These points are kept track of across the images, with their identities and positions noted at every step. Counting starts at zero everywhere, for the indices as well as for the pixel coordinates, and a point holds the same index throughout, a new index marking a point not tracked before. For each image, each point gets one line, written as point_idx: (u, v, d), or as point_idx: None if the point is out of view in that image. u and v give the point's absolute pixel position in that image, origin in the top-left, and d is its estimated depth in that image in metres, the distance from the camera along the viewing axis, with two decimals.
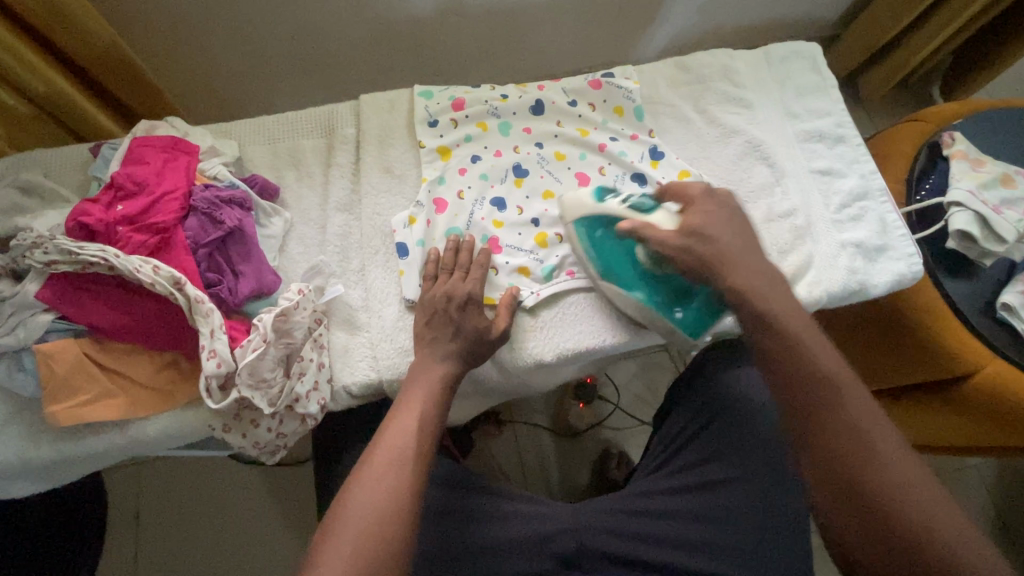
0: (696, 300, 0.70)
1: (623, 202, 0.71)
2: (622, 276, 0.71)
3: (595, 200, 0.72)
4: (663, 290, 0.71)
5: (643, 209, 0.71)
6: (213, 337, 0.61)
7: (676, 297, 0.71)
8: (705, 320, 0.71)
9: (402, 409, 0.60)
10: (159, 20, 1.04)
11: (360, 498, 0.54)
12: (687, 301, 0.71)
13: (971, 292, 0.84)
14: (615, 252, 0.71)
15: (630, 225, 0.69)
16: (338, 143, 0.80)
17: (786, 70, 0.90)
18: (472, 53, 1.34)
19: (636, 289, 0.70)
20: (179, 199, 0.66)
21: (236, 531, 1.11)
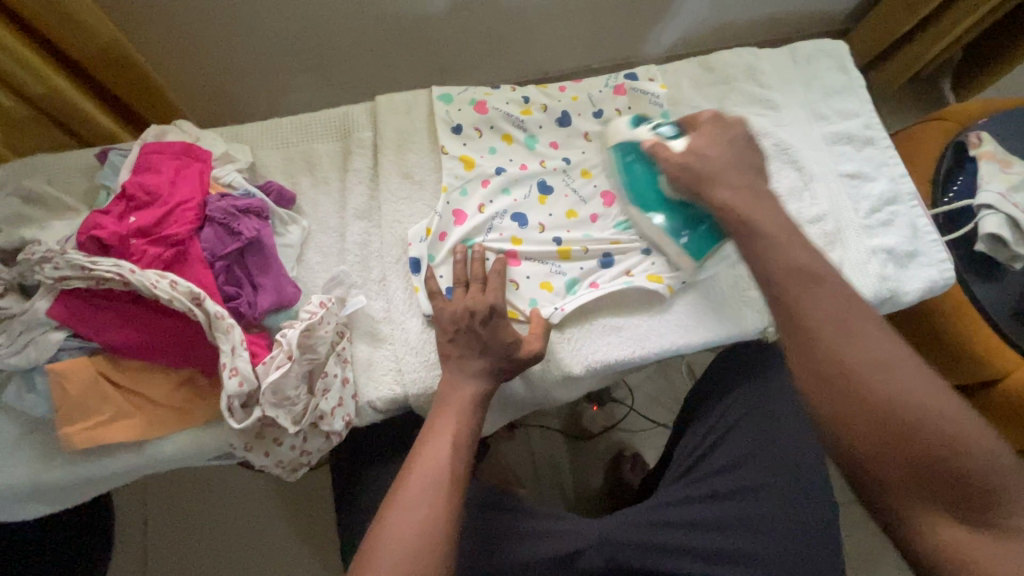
0: (704, 227, 0.71)
1: (652, 129, 0.72)
2: (643, 199, 0.73)
3: (629, 126, 0.73)
4: (678, 216, 0.71)
5: (666, 137, 0.70)
6: (235, 354, 0.59)
7: (686, 223, 0.71)
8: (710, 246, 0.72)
9: (432, 435, 0.58)
10: (160, 14, 1.00)
11: (397, 526, 0.52)
12: (696, 225, 0.71)
13: (999, 296, 0.82)
14: (642, 178, 0.73)
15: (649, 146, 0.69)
16: (355, 147, 0.77)
17: (812, 70, 0.88)
18: (481, 48, 1.31)
19: (652, 213, 0.72)
20: (194, 208, 0.62)
21: (248, 540, 1.09)
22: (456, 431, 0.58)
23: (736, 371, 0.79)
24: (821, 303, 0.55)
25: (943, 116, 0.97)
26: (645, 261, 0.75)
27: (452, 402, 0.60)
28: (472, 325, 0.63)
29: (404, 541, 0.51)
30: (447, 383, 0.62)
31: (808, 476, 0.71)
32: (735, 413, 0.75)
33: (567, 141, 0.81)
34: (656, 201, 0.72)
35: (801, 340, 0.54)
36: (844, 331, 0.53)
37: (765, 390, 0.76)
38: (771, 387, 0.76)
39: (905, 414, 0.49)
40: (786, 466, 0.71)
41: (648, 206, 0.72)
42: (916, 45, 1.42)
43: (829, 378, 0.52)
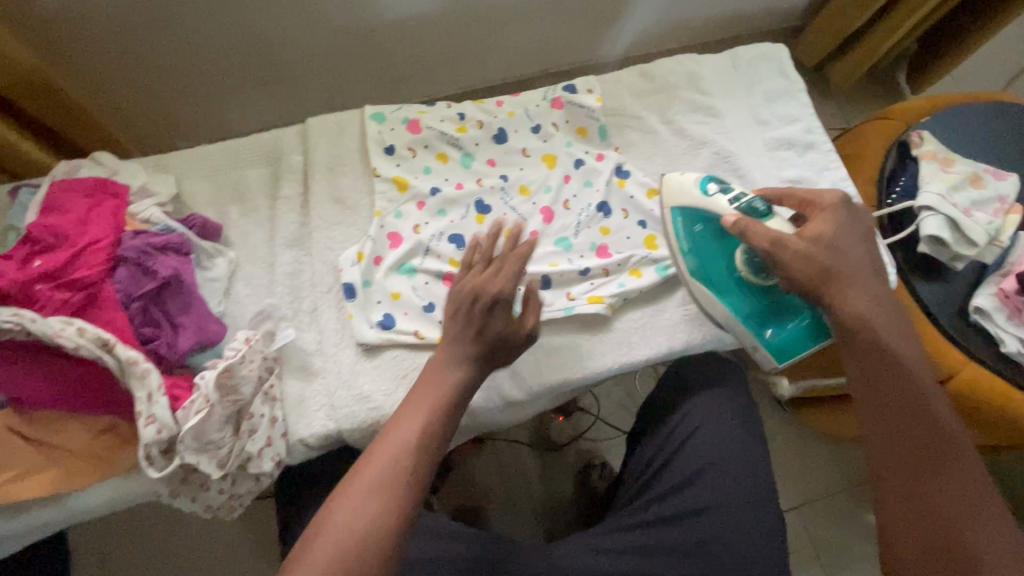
0: (790, 321, 0.66)
1: (731, 203, 0.64)
2: (719, 283, 0.68)
3: (700, 194, 0.66)
4: (759, 305, 0.67)
5: (756, 212, 0.62)
6: (151, 400, 0.57)
7: (769, 315, 0.67)
8: (799, 347, 0.66)
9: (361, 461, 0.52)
10: (89, 33, 0.96)
11: (337, 517, 0.48)
12: (782, 321, 0.66)
13: (943, 297, 0.83)
14: (716, 256, 0.68)
15: (734, 222, 0.61)
16: (285, 173, 0.75)
17: (752, 74, 0.87)
18: (431, 57, 1.28)
19: (732, 297, 0.67)
20: (104, 249, 0.60)
21: None
22: (424, 423, 0.53)
23: (689, 385, 0.78)
24: (901, 394, 0.56)
25: (887, 116, 0.98)
26: (585, 280, 0.74)
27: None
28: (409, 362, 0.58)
29: (342, 537, 0.47)
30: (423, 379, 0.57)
31: (760, 491, 0.69)
32: (686, 429, 0.73)
33: (506, 157, 0.79)
34: (734, 286, 0.67)
35: (872, 400, 0.57)
36: (920, 429, 0.55)
37: (717, 402, 0.75)
38: (723, 401, 0.75)
39: (948, 514, 0.52)
40: (737, 481, 0.69)
41: (729, 289, 0.67)
42: (868, 40, 1.43)
43: (893, 443, 0.55)
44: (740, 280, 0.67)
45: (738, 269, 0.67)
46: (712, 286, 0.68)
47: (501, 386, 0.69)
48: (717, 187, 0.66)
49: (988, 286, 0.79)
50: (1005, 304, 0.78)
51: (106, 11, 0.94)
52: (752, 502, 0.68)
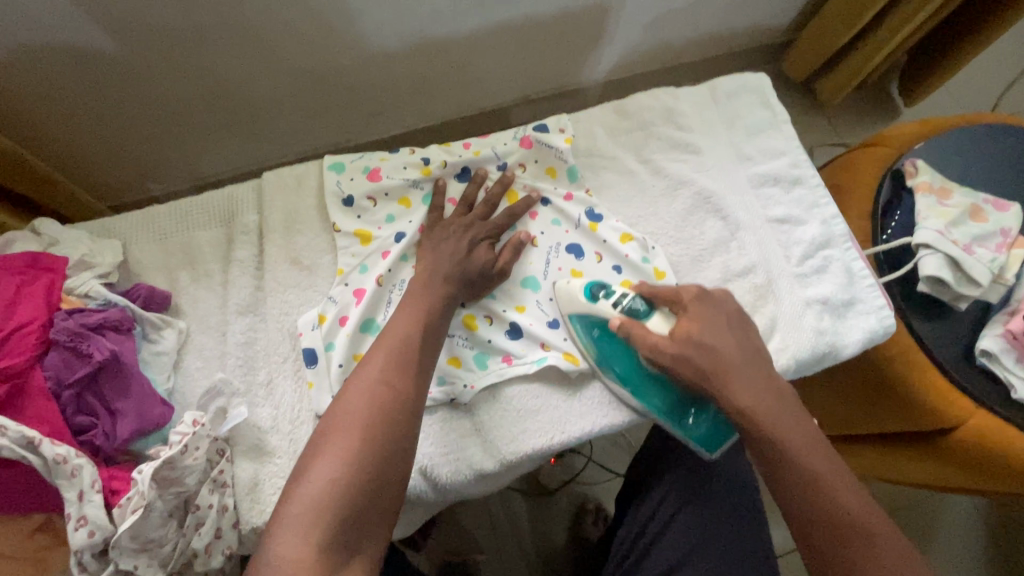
0: (710, 410, 0.66)
1: (617, 305, 0.66)
2: (633, 385, 0.66)
3: (589, 300, 0.68)
4: (676, 397, 0.66)
5: (637, 314, 0.66)
6: (83, 500, 0.52)
7: (689, 405, 0.66)
8: (724, 434, 0.67)
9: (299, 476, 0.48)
10: (45, 88, 0.93)
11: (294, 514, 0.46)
12: (703, 409, 0.66)
13: (946, 339, 0.78)
14: (620, 356, 0.67)
15: (620, 326, 0.64)
16: (238, 235, 0.71)
17: (733, 107, 0.83)
18: (406, 91, 1.24)
19: (651, 398, 0.66)
20: (35, 332, 0.55)
21: None
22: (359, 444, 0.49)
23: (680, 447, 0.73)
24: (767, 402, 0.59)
25: (880, 142, 0.93)
26: (556, 328, 0.70)
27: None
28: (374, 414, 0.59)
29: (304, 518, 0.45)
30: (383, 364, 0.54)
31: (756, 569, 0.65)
32: (669, 503, 0.69)
33: None
34: (646, 385, 0.66)
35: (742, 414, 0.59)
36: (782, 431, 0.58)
37: (703, 473, 0.69)
38: (708, 472, 0.69)
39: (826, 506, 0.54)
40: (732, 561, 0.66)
41: (643, 391, 0.66)
42: (858, 55, 1.38)
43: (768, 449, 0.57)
44: (651, 380, 0.66)
45: (643, 366, 0.66)
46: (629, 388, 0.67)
47: (463, 457, 0.64)
48: (603, 291, 0.68)
49: (994, 326, 0.75)
50: (1013, 346, 0.73)
51: (64, 65, 0.90)
52: None
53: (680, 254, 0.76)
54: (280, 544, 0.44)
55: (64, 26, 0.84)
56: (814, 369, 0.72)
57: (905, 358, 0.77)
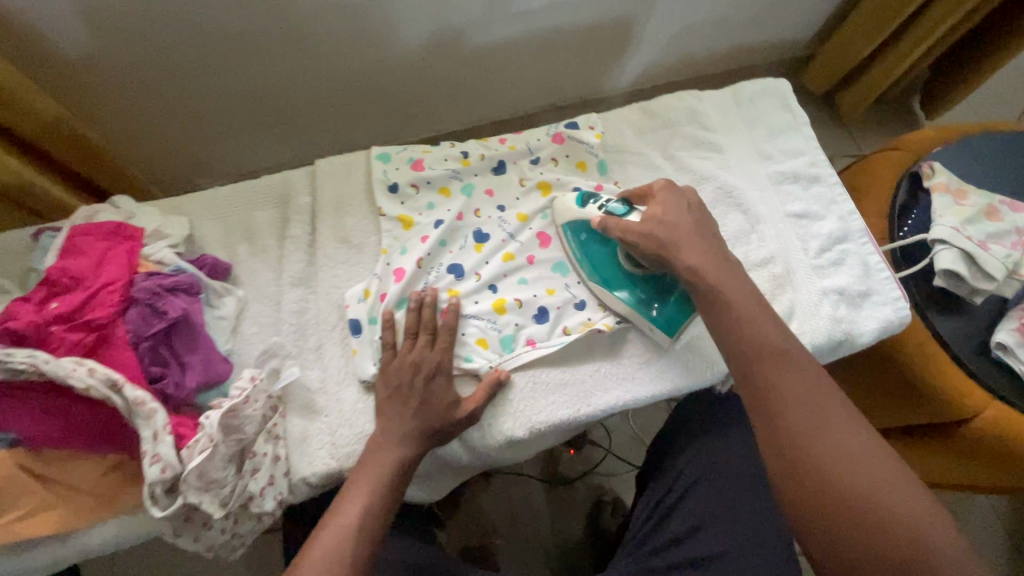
0: (673, 299, 0.70)
1: (601, 206, 0.73)
2: (607, 277, 0.73)
3: (578, 204, 0.74)
4: (645, 288, 0.72)
5: (616, 213, 0.71)
6: (157, 440, 0.58)
7: (656, 295, 0.71)
8: (683, 317, 0.70)
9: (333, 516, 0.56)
10: (117, 85, 1.00)
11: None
12: (666, 298, 0.71)
13: (961, 333, 0.81)
14: (600, 253, 0.74)
15: (598, 221, 0.71)
16: (293, 214, 0.77)
17: (755, 109, 0.88)
18: (440, 95, 1.30)
19: (619, 288, 0.73)
20: (118, 290, 0.62)
21: None
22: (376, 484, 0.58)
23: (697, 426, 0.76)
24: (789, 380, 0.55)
25: (897, 146, 0.96)
26: (581, 314, 0.75)
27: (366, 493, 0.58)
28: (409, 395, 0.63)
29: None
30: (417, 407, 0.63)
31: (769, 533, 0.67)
32: (685, 479, 0.72)
33: (503, 189, 0.80)
34: (617, 278, 0.73)
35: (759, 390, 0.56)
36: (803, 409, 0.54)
37: (714, 445, 0.73)
38: (720, 444, 0.73)
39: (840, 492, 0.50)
40: (745, 526, 0.68)
41: (614, 283, 0.73)
42: (879, 68, 1.41)
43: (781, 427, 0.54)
44: (620, 272, 0.72)
45: (619, 262, 0.72)
46: (602, 280, 0.73)
47: (495, 424, 0.68)
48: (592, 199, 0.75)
49: (1010, 320, 0.76)
50: None
51: (130, 65, 0.97)
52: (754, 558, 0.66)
53: None
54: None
55: (141, 28, 0.92)
56: (830, 355, 0.76)
57: (920, 348, 0.80)
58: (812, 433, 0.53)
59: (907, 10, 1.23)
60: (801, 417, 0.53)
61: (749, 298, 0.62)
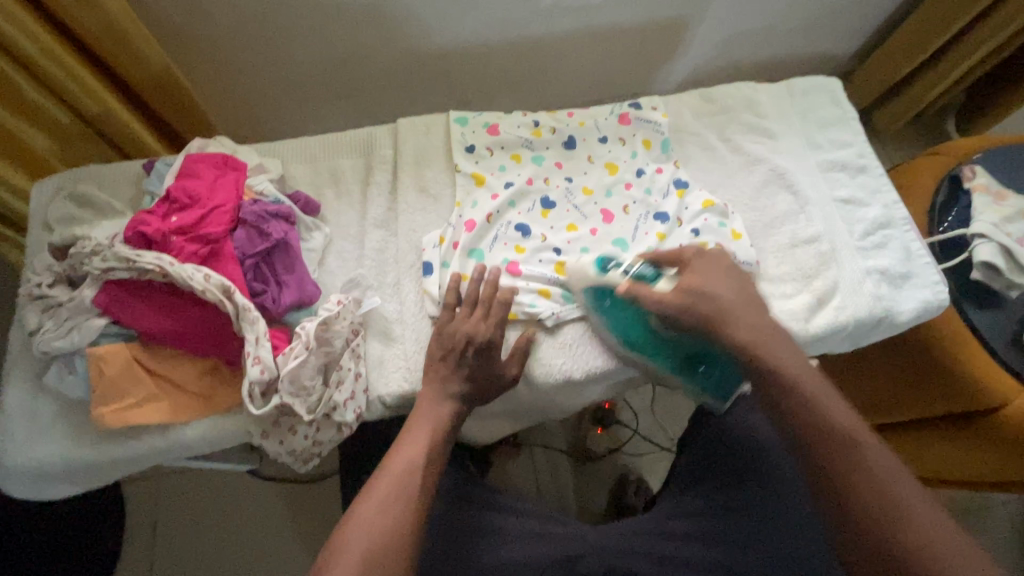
0: (717, 364, 0.74)
1: (625, 273, 0.70)
2: (643, 346, 0.72)
3: (598, 270, 0.72)
4: (682, 351, 0.73)
5: (645, 278, 0.70)
6: (258, 344, 0.62)
7: (699, 359, 0.74)
8: (733, 380, 0.76)
9: (401, 449, 0.62)
10: (206, 46, 1.07)
11: (358, 544, 0.54)
12: (712, 361, 0.74)
13: (996, 325, 0.86)
14: (627, 321, 0.71)
15: (625, 291, 0.68)
16: (377, 164, 0.84)
17: (807, 101, 0.93)
18: (496, 83, 1.34)
19: (659, 356, 0.72)
20: (229, 212, 0.68)
21: (254, 530, 1.16)
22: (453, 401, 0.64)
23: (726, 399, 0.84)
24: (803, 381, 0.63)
25: (939, 150, 1.02)
26: None
27: (443, 407, 0.65)
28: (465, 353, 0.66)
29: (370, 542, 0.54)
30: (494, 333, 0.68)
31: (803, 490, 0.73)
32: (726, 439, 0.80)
33: (572, 162, 0.86)
34: (653, 345, 0.72)
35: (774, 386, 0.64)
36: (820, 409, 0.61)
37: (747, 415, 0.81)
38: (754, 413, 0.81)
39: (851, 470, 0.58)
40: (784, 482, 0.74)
41: (654, 351, 0.72)
42: (920, 85, 1.45)
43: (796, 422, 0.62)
44: (653, 337, 0.72)
45: (648, 326, 0.72)
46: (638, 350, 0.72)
47: (557, 365, 0.73)
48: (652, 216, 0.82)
49: None
50: None
51: (222, 29, 1.04)
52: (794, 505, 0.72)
53: (753, 220, 0.85)
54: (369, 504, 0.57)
55: None
56: (870, 332, 0.80)
57: (953, 334, 0.86)
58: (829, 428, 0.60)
59: (952, 31, 1.26)
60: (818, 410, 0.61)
61: None
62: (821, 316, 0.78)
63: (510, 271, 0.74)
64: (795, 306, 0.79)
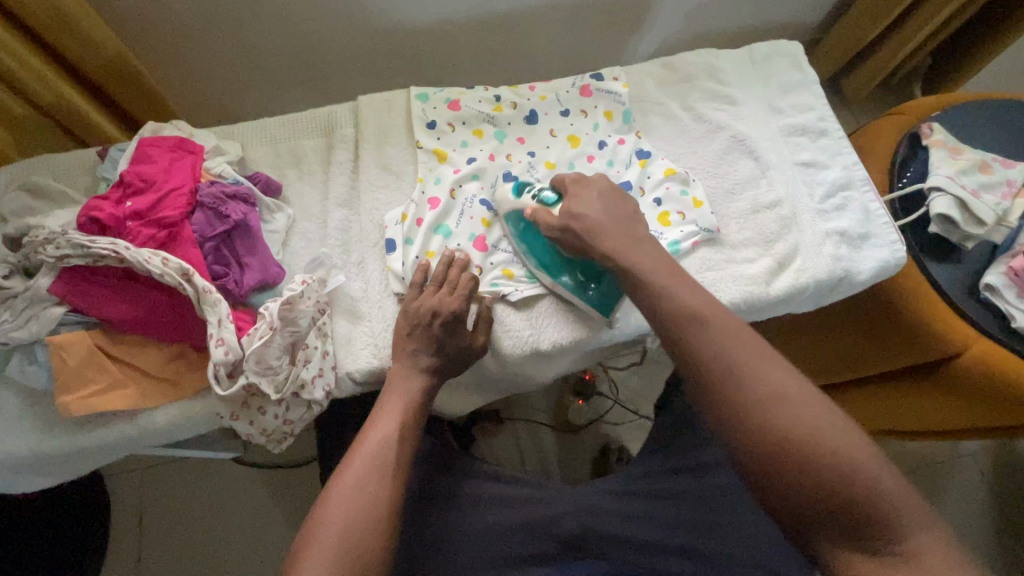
0: (604, 282, 0.74)
1: (533, 195, 0.74)
2: (546, 264, 0.75)
3: (514, 195, 0.76)
4: (578, 271, 0.74)
5: (548, 203, 0.73)
6: (221, 326, 0.62)
7: (589, 279, 0.74)
8: (617, 296, 0.74)
9: (377, 422, 0.63)
10: (160, 30, 1.04)
11: (336, 521, 0.55)
12: (600, 281, 0.74)
13: (953, 278, 0.89)
14: (538, 242, 0.75)
15: (530, 212, 0.72)
16: (338, 142, 0.83)
17: (768, 67, 0.94)
18: (463, 61, 1.32)
19: (560, 276, 0.74)
20: (186, 195, 0.68)
21: (239, 517, 1.17)
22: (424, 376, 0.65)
23: None
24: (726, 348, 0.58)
25: (899, 111, 1.03)
26: None
27: (411, 380, 0.66)
28: (430, 325, 0.67)
29: (343, 524, 0.55)
30: (459, 303, 0.68)
31: None
32: None
33: (535, 136, 0.86)
34: (556, 264, 0.74)
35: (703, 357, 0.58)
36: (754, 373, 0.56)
37: None
38: None
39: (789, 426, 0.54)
40: None
41: (553, 270, 0.74)
42: (886, 48, 1.45)
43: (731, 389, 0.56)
44: (556, 258, 0.74)
45: (554, 249, 0.74)
46: (541, 268, 0.75)
47: (523, 336, 0.73)
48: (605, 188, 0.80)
49: (998, 265, 0.85)
50: (1015, 282, 0.84)
51: (174, 13, 1.01)
52: None
53: (715, 186, 0.86)
54: (346, 482, 0.58)
55: None
56: (830, 292, 0.82)
57: (912, 293, 0.88)
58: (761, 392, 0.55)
59: None
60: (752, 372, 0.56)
61: None
62: (781, 278, 0.80)
63: (475, 248, 0.75)
64: (756, 269, 0.80)
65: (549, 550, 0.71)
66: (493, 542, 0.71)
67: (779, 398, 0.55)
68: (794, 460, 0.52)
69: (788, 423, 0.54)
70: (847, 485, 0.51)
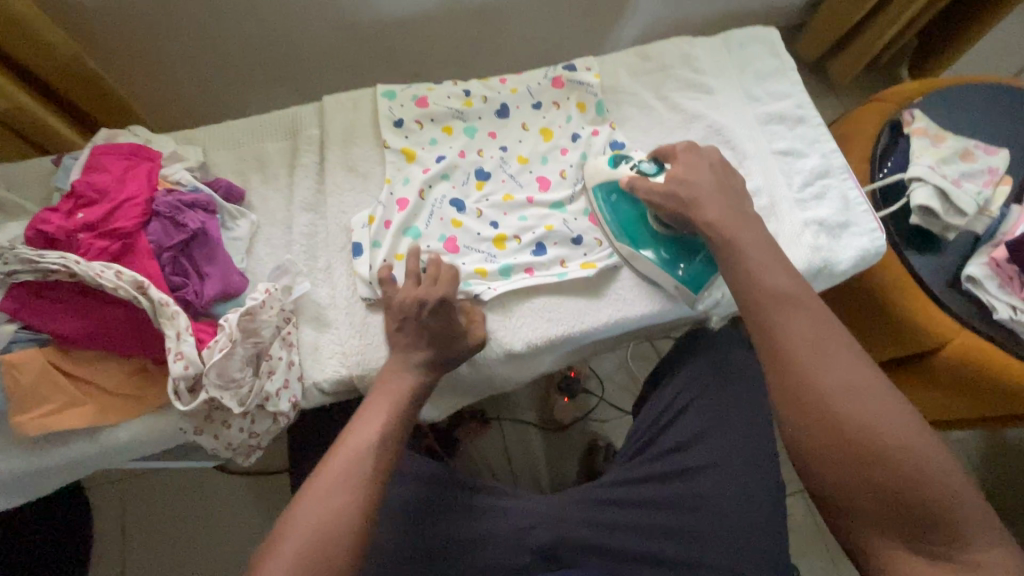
0: (698, 257, 0.72)
1: (632, 168, 0.75)
2: (635, 238, 0.75)
3: (609, 165, 0.77)
4: (670, 248, 0.73)
5: (648, 172, 0.73)
6: (179, 339, 0.60)
7: (680, 255, 0.73)
8: (708, 274, 0.73)
9: (361, 421, 0.60)
10: (120, 31, 1.01)
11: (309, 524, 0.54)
12: (691, 257, 0.73)
13: (936, 268, 0.87)
14: (627, 215, 0.75)
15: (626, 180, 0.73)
16: (303, 144, 0.81)
17: (745, 54, 0.92)
18: (439, 56, 1.29)
19: (647, 248, 0.74)
20: (140, 204, 0.65)
21: (225, 525, 1.16)
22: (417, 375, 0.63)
23: (703, 363, 0.81)
24: (786, 317, 0.58)
25: (878, 99, 1.02)
26: (579, 250, 0.77)
27: (399, 378, 0.63)
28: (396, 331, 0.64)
29: (315, 530, 0.53)
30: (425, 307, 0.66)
31: (757, 450, 0.76)
32: (687, 397, 0.79)
33: (506, 131, 0.84)
34: (646, 237, 0.74)
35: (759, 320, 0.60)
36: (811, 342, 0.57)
37: (710, 371, 0.80)
38: (716, 368, 0.81)
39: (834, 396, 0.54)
40: (734, 445, 0.76)
41: (641, 242, 0.74)
42: (870, 30, 1.42)
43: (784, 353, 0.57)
44: (648, 231, 0.74)
45: (646, 222, 0.74)
46: (629, 241, 0.75)
47: (497, 337, 0.72)
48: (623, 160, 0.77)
49: (980, 257, 0.84)
50: (997, 272, 0.82)
51: (133, 14, 0.98)
52: (742, 468, 0.74)
53: None
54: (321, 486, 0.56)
55: None
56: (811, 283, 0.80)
57: (894, 282, 0.87)
58: (809, 354, 0.56)
59: None
60: (806, 340, 0.57)
61: (723, 221, 0.65)
62: None
63: (444, 249, 0.73)
64: None
65: (526, 560, 0.69)
66: (467, 553, 0.69)
67: (853, 387, 0.54)
68: (849, 447, 0.52)
69: (842, 401, 0.54)
70: (897, 478, 0.51)
